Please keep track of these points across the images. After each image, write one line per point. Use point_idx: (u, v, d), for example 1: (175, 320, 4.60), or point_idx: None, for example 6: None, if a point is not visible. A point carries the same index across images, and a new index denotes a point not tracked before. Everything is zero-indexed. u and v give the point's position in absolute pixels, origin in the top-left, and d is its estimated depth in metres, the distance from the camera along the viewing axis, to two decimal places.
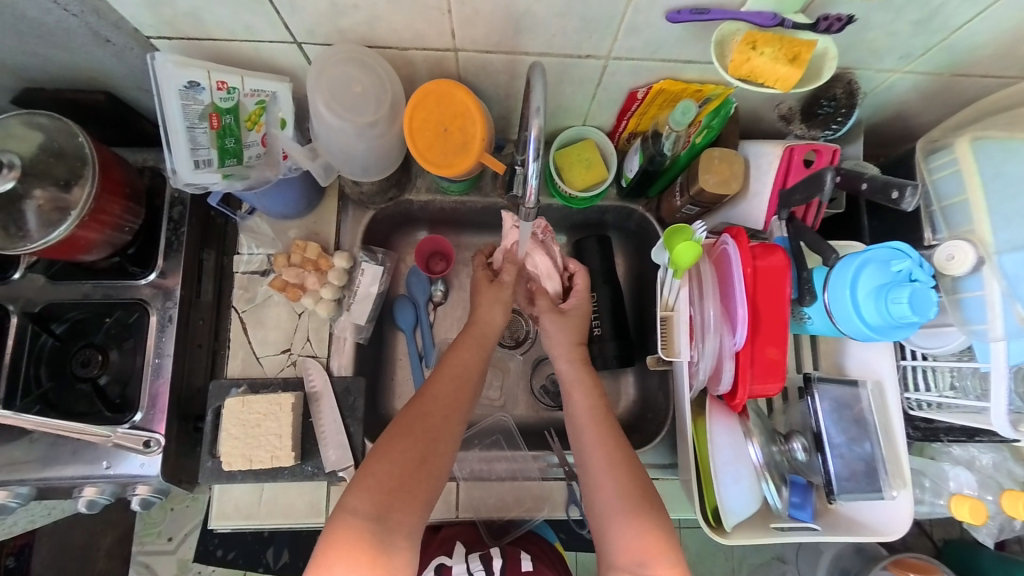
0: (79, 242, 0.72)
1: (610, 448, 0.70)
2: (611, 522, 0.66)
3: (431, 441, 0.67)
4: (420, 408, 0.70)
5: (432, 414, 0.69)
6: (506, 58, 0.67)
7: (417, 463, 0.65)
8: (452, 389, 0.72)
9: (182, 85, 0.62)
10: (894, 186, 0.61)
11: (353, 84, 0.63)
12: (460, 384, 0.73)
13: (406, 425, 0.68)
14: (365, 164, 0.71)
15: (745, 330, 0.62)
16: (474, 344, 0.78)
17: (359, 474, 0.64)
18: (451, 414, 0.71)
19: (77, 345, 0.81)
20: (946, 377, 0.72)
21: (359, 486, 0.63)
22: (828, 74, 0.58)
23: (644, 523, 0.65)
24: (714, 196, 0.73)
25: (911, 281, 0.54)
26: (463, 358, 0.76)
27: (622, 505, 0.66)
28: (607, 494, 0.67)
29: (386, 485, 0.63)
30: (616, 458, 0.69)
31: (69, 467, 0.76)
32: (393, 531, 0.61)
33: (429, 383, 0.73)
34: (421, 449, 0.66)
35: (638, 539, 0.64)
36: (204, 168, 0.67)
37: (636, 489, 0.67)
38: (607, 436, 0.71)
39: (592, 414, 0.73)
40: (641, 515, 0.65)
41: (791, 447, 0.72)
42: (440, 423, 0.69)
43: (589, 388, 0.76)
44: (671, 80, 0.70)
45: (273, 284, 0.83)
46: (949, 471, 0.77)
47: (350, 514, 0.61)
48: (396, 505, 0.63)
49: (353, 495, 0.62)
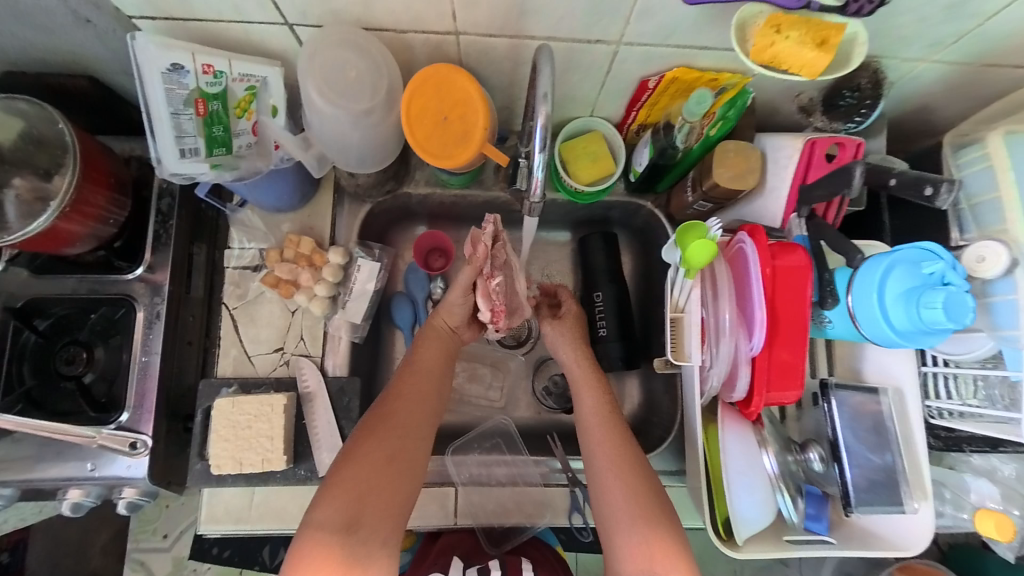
0: (61, 234, 0.68)
1: (617, 449, 0.68)
2: (619, 527, 0.64)
3: (398, 442, 0.64)
4: (385, 409, 0.67)
5: (396, 414, 0.66)
6: (510, 42, 0.63)
7: (386, 465, 0.62)
8: (415, 387, 0.69)
9: (165, 68, 0.58)
10: (928, 182, 0.60)
11: (347, 69, 0.59)
12: (425, 381, 0.70)
13: (371, 428, 0.64)
14: (362, 155, 0.67)
15: (762, 335, 0.59)
16: (436, 339, 0.76)
17: (325, 485, 0.61)
18: (419, 413, 0.67)
19: (61, 342, 0.78)
20: (971, 385, 0.67)
21: (324, 498, 0.60)
22: (858, 61, 0.53)
23: (655, 529, 0.63)
24: (728, 191, 0.70)
25: (944, 285, 0.50)
26: (428, 357, 0.73)
27: (631, 508, 0.64)
28: (615, 498, 0.65)
29: (353, 492, 0.60)
30: (624, 458, 0.67)
31: (53, 468, 0.73)
32: (364, 540, 0.58)
33: (394, 382, 0.70)
34: (388, 450, 0.63)
35: (645, 544, 0.62)
36: (190, 158, 0.64)
37: (646, 490, 0.65)
38: (614, 436, 0.69)
39: (599, 417, 0.71)
40: (649, 518, 0.63)
41: (807, 457, 0.68)
42: (406, 423, 0.66)
43: (596, 386, 0.74)
44: (685, 68, 0.66)
45: (265, 280, 0.79)
46: (971, 482, 0.73)
47: (316, 530, 0.58)
48: (365, 512, 0.60)
49: (319, 508, 0.59)
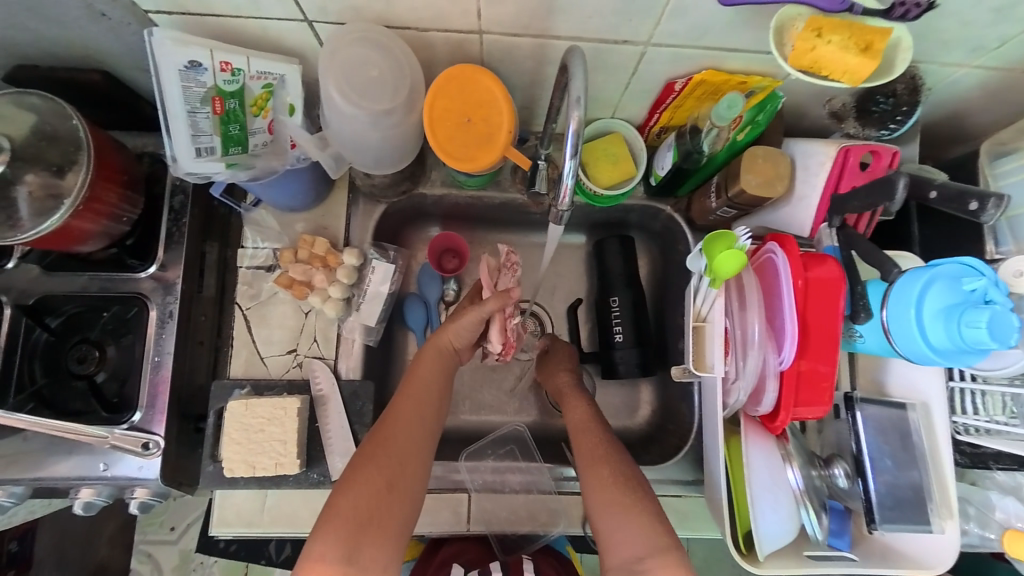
0: (73, 232, 0.67)
1: (594, 441, 0.69)
2: (598, 517, 0.63)
3: (398, 467, 0.62)
4: (383, 432, 0.65)
5: (394, 439, 0.64)
6: (535, 42, 0.61)
7: (385, 490, 0.61)
8: (414, 406, 0.68)
9: (181, 65, 0.56)
10: (972, 197, 0.56)
11: (368, 67, 0.57)
12: (422, 402, 0.69)
13: (370, 454, 0.63)
14: (379, 156, 0.66)
15: (793, 348, 0.57)
16: (435, 356, 0.73)
17: (324, 513, 0.59)
18: (417, 435, 0.66)
19: (72, 340, 0.77)
20: (999, 402, 0.67)
21: (324, 528, 0.58)
22: (902, 67, 0.51)
23: (628, 510, 0.61)
24: (754, 198, 0.68)
25: (986, 303, 0.48)
26: (422, 378, 0.70)
27: (604, 494, 0.63)
28: (591, 487, 0.65)
29: (355, 520, 0.58)
30: (600, 448, 0.68)
31: (64, 468, 0.72)
32: (366, 567, 0.57)
33: (394, 402, 0.68)
34: (388, 475, 0.62)
35: (626, 531, 0.60)
36: (206, 157, 0.62)
37: (621, 476, 0.64)
38: (590, 432, 0.70)
39: (583, 418, 0.72)
40: (625, 503, 0.62)
41: (831, 473, 0.67)
42: (405, 446, 0.64)
43: (578, 396, 0.76)
44: (713, 71, 0.64)
45: (278, 281, 0.78)
46: (996, 500, 0.72)
47: (317, 562, 0.56)
48: (366, 539, 0.58)
49: (319, 538, 0.57)
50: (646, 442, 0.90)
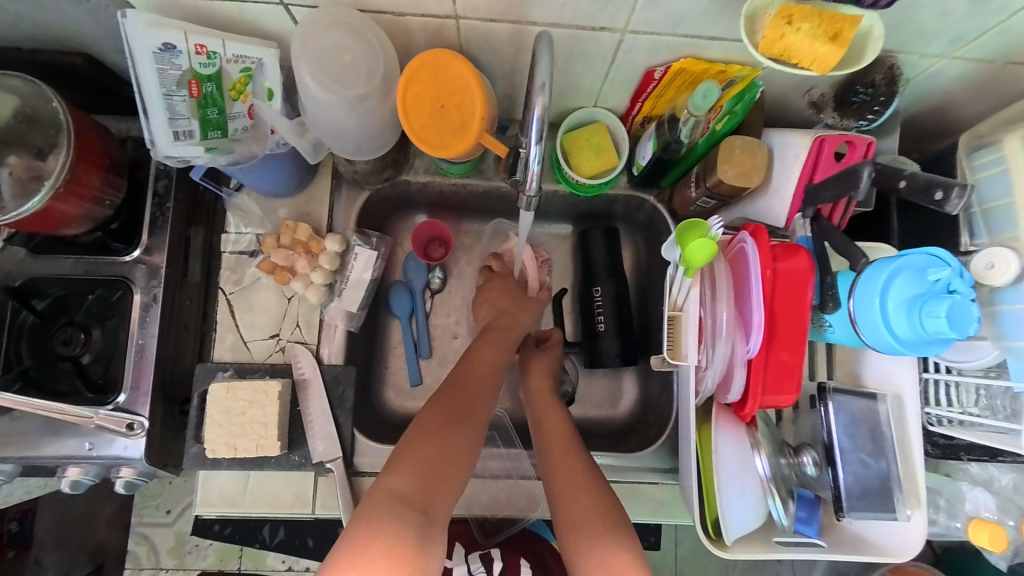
0: (54, 215, 0.68)
1: (575, 470, 0.66)
2: (580, 547, 0.61)
3: (471, 434, 0.66)
4: (459, 394, 0.69)
5: (474, 407, 0.68)
6: (512, 28, 0.61)
7: (460, 452, 0.64)
8: (483, 374, 0.73)
9: (156, 47, 0.56)
10: (937, 186, 0.56)
11: (342, 52, 0.58)
12: (488, 377, 0.74)
13: (452, 414, 0.66)
14: (359, 143, 0.65)
15: (760, 337, 0.58)
16: (498, 336, 0.80)
17: (402, 453, 0.61)
18: (486, 401, 0.71)
19: (58, 322, 0.78)
20: (972, 394, 0.67)
21: (404, 466, 0.60)
22: (871, 56, 0.51)
23: (609, 545, 0.60)
24: (732, 189, 0.68)
25: (949, 293, 0.49)
26: (490, 360, 0.76)
27: (586, 526, 0.61)
28: (573, 517, 0.63)
29: (433, 470, 0.60)
30: (581, 479, 0.66)
31: (51, 447, 0.74)
32: (432, 524, 0.58)
33: (458, 371, 0.73)
34: (465, 438, 0.65)
35: (606, 565, 0.58)
36: (184, 141, 0.63)
37: (601, 508, 0.63)
38: (570, 459, 0.68)
39: (562, 442, 0.70)
40: (604, 537, 0.60)
41: (801, 461, 0.68)
42: (477, 413, 0.68)
43: (557, 415, 0.75)
44: (694, 59, 0.64)
45: (261, 266, 0.79)
46: (967, 491, 0.73)
47: (395, 500, 0.57)
48: (438, 494, 0.60)
49: (398, 477, 0.59)
50: (626, 432, 0.91)
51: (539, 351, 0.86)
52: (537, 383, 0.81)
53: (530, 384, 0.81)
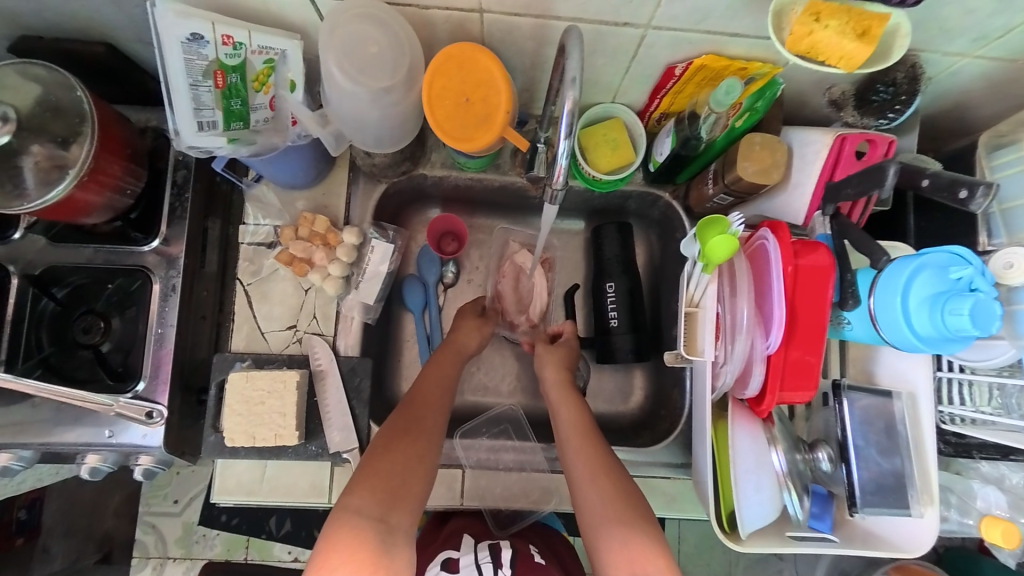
0: (78, 204, 0.68)
1: (592, 457, 0.68)
2: (602, 532, 0.63)
3: (425, 444, 0.67)
4: (412, 410, 0.70)
5: (425, 417, 0.69)
6: (535, 22, 0.61)
7: (416, 462, 0.65)
8: (437, 388, 0.74)
9: (184, 37, 0.56)
10: (962, 184, 0.56)
11: (368, 43, 0.57)
12: (442, 389, 0.74)
13: (402, 428, 0.67)
14: (380, 135, 0.66)
15: (780, 333, 0.58)
16: (450, 355, 0.79)
17: (359, 474, 0.62)
18: (440, 413, 0.71)
19: (78, 310, 0.79)
20: (985, 393, 0.68)
21: (360, 484, 0.61)
22: (897, 55, 0.51)
23: (631, 530, 0.62)
24: (751, 185, 0.68)
25: (971, 292, 0.49)
26: (440, 371, 0.77)
27: (607, 511, 0.63)
28: (592, 505, 0.65)
29: (387, 482, 0.62)
30: (599, 465, 0.67)
31: (72, 433, 0.75)
32: (393, 532, 0.59)
33: (416, 386, 0.74)
34: (419, 448, 0.66)
35: (628, 549, 0.61)
36: (208, 132, 0.63)
37: (621, 493, 0.65)
38: (588, 445, 0.69)
39: (577, 430, 0.72)
40: (626, 522, 0.62)
41: (816, 457, 0.68)
42: (432, 424, 0.69)
43: (575, 403, 0.76)
44: (715, 55, 0.64)
45: (279, 258, 0.79)
46: (978, 489, 0.74)
47: (351, 514, 0.58)
48: (397, 504, 0.61)
49: (355, 494, 0.60)
50: (638, 427, 0.92)
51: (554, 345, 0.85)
52: (554, 374, 0.81)
53: (547, 374, 0.81)
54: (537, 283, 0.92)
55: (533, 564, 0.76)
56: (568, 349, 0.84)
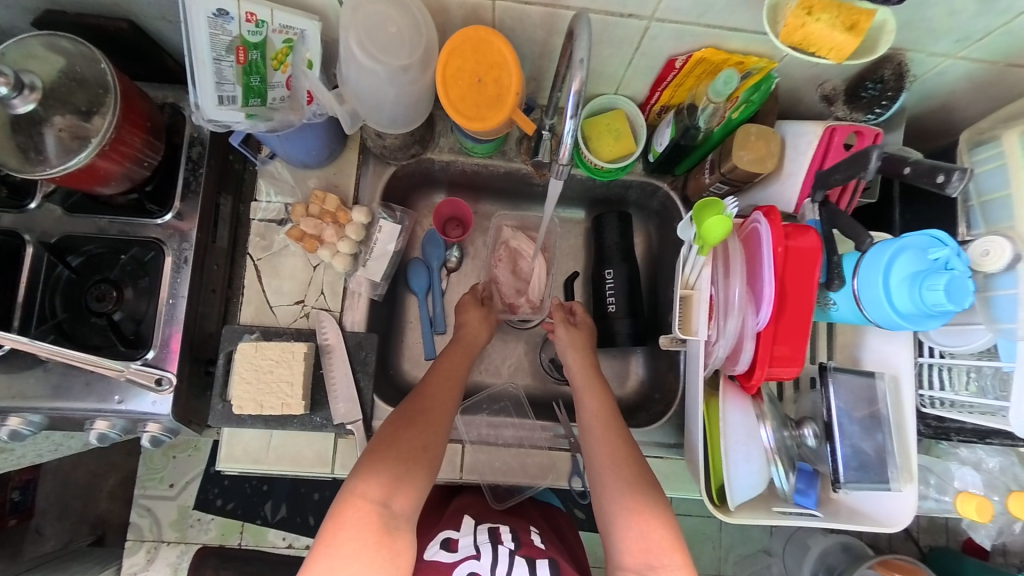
0: (97, 172, 0.71)
1: (616, 448, 0.71)
2: (619, 520, 0.65)
3: (431, 435, 0.68)
4: (418, 403, 0.71)
5: (431, 411, 0.71)
6: (546, 11, 0.64)
7: (421, 451, 0.66)
8: (445, 386, 0.75)
9: (211, 12, 0.60)
10: (940, 170, 0.59)
11: (387, 24, 0.61)
12: (451, 384, 0.75)
13: (408, 419, 0.69)
14: (393, 116, 0.69)
15: (770, 310, 0.62)
16: (461, 352, 0.81)
17: (367, 459, 0.64)
18: (447, 408, 0.72)
19: (92, 279, 0.81)
20: (964, 377, 0.71)
21: (367, 470, 0.63)
22: (884, 48, 0.55)
23: (651, 520, 0.64)
24: (747, 174, 0.71)
25: (948, 270, 0.53)
26: (452, 366, 0.78)
27: (629, 501, 0.66)
28: (612, 493, 0.67)
29: (393, 470, 0.63)
30: (621, 454, 0.70)
31: (82, 400, 0.76)
32: (396, 517, 0.61)
33: (425, 382, 0.75)
34: (424, 439, 0.68)
35: (645, 538, 0.63)
36: (228, 105, 0.66)
37: (643, 481, 0.68)
38: (614, 436, 0.72)
39: (602, 422, 0.74)
40: (646, 512, 0.65)
41: (802, 433, 0.72)
42: (438, 418, 0.70)
43: (599, 392, 0.77)
44: (714, 49, 0.68)
45: (290, 233, 0.82)
46: (956, 470, 0.78)
47: (359, 498, 0.60)
48: (400, 490, 0.63)
49: (362, 478, 0.62)
50: (633, 410, 0.94)
51: (575, 327, 0.87)
52: (577, 358, 0.82)
53: (569, 358, 0.83)
54: (536, 269, 0.93)
55: (532, 543, 0.77)
56: (588, 331, 0.87)
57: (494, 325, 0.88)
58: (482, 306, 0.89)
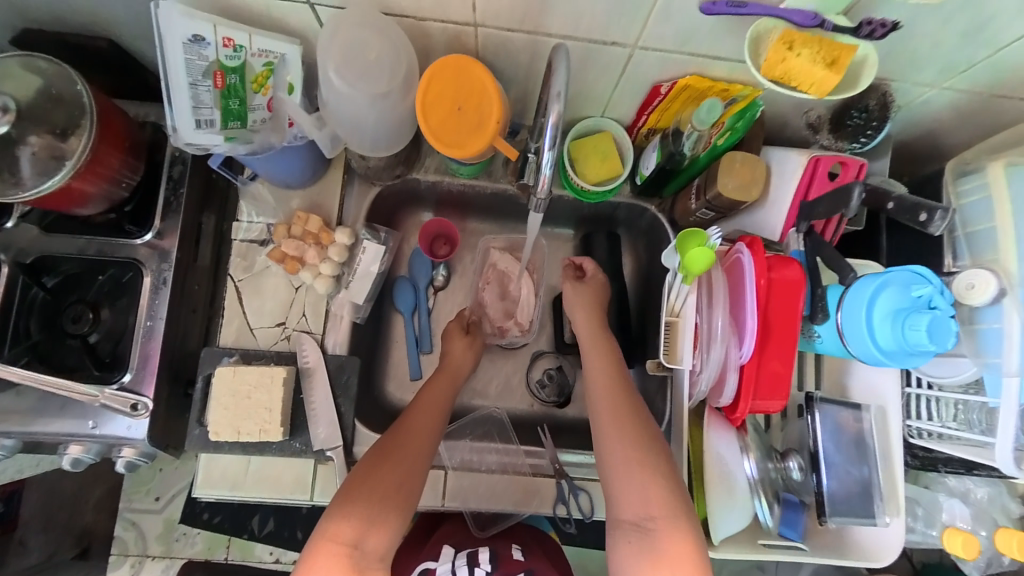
0: (74, 193, 0.69)
1: (617, 401, 0.71)
2: (618, 471, 0.65)
3: (407, 471, 0.66)
4: (395, 438, 0.69)
5: (409, 445, 0.69)
6: (528, 38, 0.64)
7: (396, 488, 0.64)
8: (426, 418, 0.73)
9: (186, 38, 0.59)
10: (923, 208, 0.60)
11: (367, 50, 0.60)
12: (431, 416, 0.74)
13: (383, 455, 0.67)
14: (376, 138, 0.68)
15: (753, 344, 0.61)
16: (445, 381, 0.80)
17: (340, 498, 0.63)
18: (427, 442, 0.70)
19: (68, 299, 0.79)
20: (952, 409, 0.69)
21: (340, 510, 0.61)
22: (866, 82, 0.54)
23: (650, 469, 0.63)
24: (731, 202, 0.71)
25: (930, 309, 0.52)
26: (435, 395, 0.77)
27: (629, 452, 0.65)
28: (612, 443, 0.67)
29: (365, 511, 0.61)
30: (623, 406, 0.70)
31: (55, 424, 0.75)
32: (367, 558, 0.59)
33: (405, 414, 0.73)
34: (400, 475, 0.65)
35: (643, 488, 0.62)
36: (206, 129, 0.65)
37: (644, 433, 0.67)
38: (616, 390, 0.72)
39: (605, 376, 0.74)
40: (646, 463, 0.64)
41: (787, 466, 0.71)
42: (417, 451, 0.68)
43: (604, 347, 0.78)
44: (699, 76, 0.67)
45: (272, 255, 0.81)
46: (944, 502, 0.76)
47: (330, 540, 0.59)
48: (373, 530, 0.61)
49: (334, 519, 0.60)
50: None
51: (583, 284, 0.87)
52: (585, 315, 0.83)
53: (578, 316, 0.84)
54: (523, 287, 0.92)
55: (513, 563, 0.77)
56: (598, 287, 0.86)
57: (479, 349, 0.87)
58: (467, 334, 0.87)
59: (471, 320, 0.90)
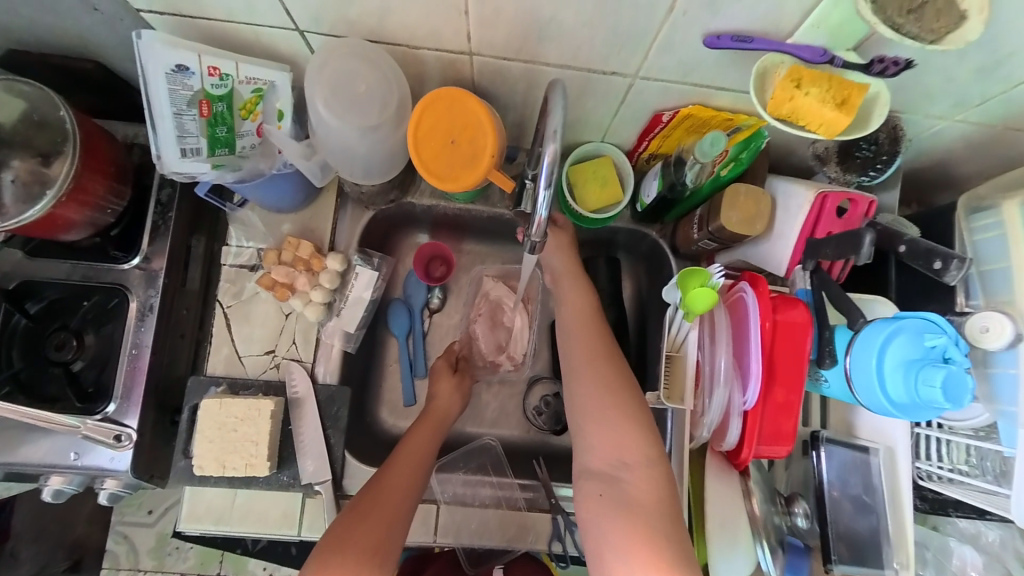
0: (57, 220, 0.67)
1: (593, 347, 0.69)
2: (589, 414, 0.64)
3: (381, 531, 0.62)
4: (374, 495, 0.65)
5: (387, 501, 0.65)
6: (525, 66, 0.61)
7: (371, 552, 0.60)
8: (408, 471, 0.69)
9: (170, 67, 0.57)
10: (937, 255, 0.58)
11: (357, 82, 0.58)
12: (413, 468, 0.70)
13: (359, 515, 0.63)
14: (367, 165, 0.66)
15: (757, 388, 0.58)
16: (429, 428, 0.77)
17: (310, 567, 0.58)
18: (407, 496, 0.67)
19: (51, 327, 0.77)
20: (962, 452, 0.67)
21: None
22: (878, 122, 0.52)
23: (624, 411, 0.62)
24: (735, 235, 0.68)
25: (945, 361, 0.50)
26: (420, 443, 0.74)
27: (602, 396, 0.64)
28: (586, 387, 0.66)
29: None
30: (599, 351, 0.69)
31: (36, 455, 0.73)
32: None
33: (386, 467, 0.69)
34: (376, 536, 0.61)
35: (614, 433, 0.61)
36: (192, 157, 0.63)
37: (618, 377, 0.65)
38: (593, 335, 0.71)
39: (581, 321, 0.73)
40: (620, 406, 0.63)
41: (792, 512, 0.68)
42: (396, 507, 0.65)
43: (584, 291, 0.76)
44: (701, 106, 0.65)
45: (261, 281, 0.78)
46: (955, 547, 0.73)
47: None
48: None
49: None
50: None
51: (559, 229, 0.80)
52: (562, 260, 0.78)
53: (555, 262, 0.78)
54: (517, 319, 0.91)
55: None
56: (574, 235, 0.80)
57: (465, 394, 0.85)
58: (455, 373, 0.85)
59: (461, 360, 0.88)
